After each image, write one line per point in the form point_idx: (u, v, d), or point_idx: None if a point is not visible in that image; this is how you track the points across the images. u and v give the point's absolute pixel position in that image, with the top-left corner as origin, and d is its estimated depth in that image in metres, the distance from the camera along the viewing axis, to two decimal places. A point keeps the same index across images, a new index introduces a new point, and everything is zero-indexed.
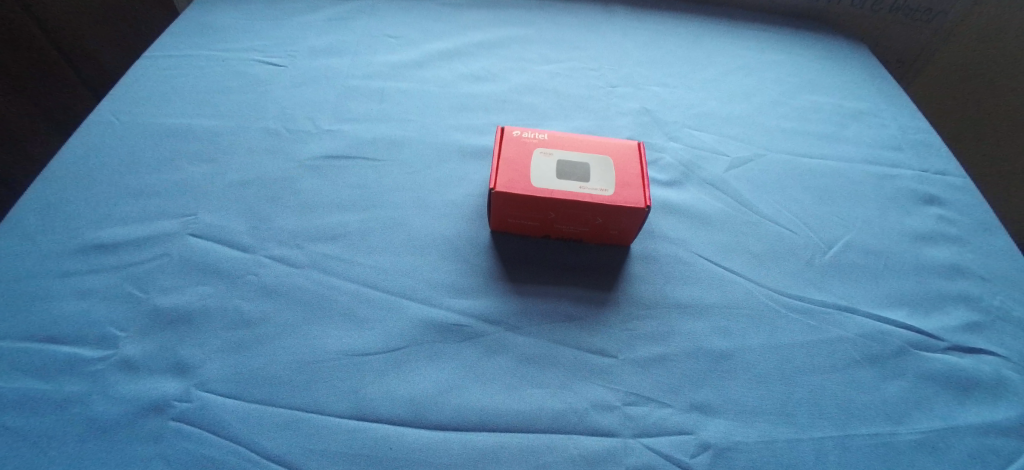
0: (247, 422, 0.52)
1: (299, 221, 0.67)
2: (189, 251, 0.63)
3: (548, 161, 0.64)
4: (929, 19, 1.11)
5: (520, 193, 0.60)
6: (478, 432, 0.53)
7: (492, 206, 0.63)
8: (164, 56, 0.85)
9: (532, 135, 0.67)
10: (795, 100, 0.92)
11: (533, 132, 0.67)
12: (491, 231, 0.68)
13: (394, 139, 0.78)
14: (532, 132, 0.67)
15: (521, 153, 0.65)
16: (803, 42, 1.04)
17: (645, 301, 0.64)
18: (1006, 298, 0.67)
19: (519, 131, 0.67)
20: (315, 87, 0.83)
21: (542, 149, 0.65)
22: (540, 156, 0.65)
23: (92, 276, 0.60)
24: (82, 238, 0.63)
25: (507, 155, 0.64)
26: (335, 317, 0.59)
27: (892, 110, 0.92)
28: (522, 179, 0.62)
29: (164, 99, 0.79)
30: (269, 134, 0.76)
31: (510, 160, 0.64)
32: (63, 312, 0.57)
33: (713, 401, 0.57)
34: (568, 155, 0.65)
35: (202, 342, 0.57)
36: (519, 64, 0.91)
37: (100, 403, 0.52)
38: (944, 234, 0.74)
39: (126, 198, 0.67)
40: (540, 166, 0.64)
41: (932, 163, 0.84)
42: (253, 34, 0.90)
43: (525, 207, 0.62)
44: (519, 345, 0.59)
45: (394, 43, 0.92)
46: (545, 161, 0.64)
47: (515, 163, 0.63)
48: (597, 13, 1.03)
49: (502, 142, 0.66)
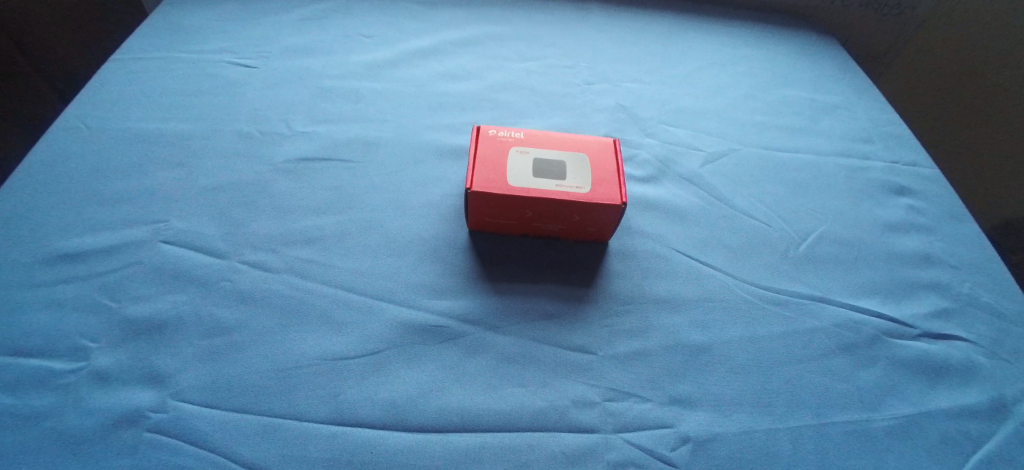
0: (225, 430, 0.51)
1: (275, 225, 0.66)
2: (162, 258, 0.62)
3: (524, 159, 0.64)
4: (898, 14, 1.13)
5: (496, 192, 0.60)
6: (460, 432, 0.53)
7: (471, 206, 0.63)
8: (133, 58, 0.83)
9: (509, 134, 0.67)
10: (768, 94, 0.93)
11: (509, 130, 0.67)
12: (471, 230, 0.68)
13: (371, 140, 0.77)
14: (509, 131, 0.67)
15: (498, 151, 0.65)
16: (776, 37, 1.05)
17: (624, 297, 0.64)
18: (974, 285, 0.69)
19: (495, 130, 0.67)
20: (289, 88, 0.82)
21: (518, 148, 0.65)
22: (516, 154, 0.65)
23: (61, 287, 0.59)
24: (50, 247, 0.61)
25: (482, 154, 0.64)
26: (312, 320, 0.59)
27: (863, 103, 0.94)
28: (499, 178, 0.62)
29: (134, 103, 0.77)
30: (243, 137, 0.75)
31: (486, 159, 0.64)
32: (31, 324, 0.56)
33: (692, 394, 0.58)
34: (544, 153, 0.65)
35: (176, 350, 0.56)
36: (495, 62, 0.91)
37: (72, 417, 0.51)
38: (914, 224, 0.76)
39: (95, 205, 0.66)
40: (516, 164, 0.64)
41: (901, 154, 0.86)
42: (224, 35, 0.88)
43: (502, 207, 0.63)
44: (499, 344, 0.59)
45: (369, 42, 0.91)
46: (521, 159, 0.64)
47: (491, 162, 0.63)
48: (573, 10, 1.04)
49: (478, 141, 0.66)
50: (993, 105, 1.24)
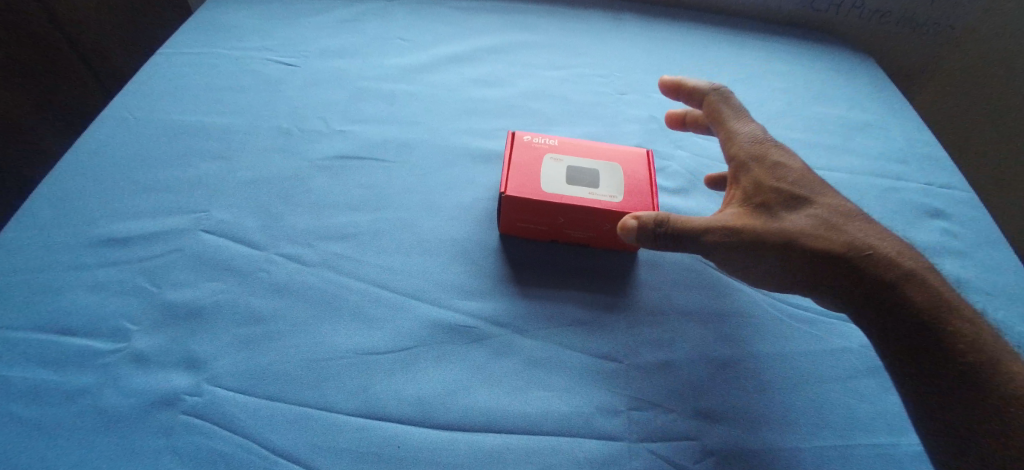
0: (256, 417, 0.53)
1: (309, 220, 0.68)
2: (201, 246, 0.64)
3: (557, 166, 0.65)
4: (934, 32, 1.11)
5: (529, 197, 0.61)
6: (484, 432, 0.54)
7: (503, 210, 0.63)
8: (179, 53, 0.86)
9: (543, 141, 0.67)
10: (802, 111, 0.92)
11: (542, 137, 0.68)
12: (501, 234, 0.69)
13: (405, 141, 0.78)
14: (543, 138, 0.68)
15: (531, 157, 0.65)
16: (812, 53, 1.04)
17: (651, 307, 0.64)
18: (1009, 313, 0.68)
19: (529, 137, 0.68)
20: (325, 88, 0.84)
21: (552, 155, 0.66)
22: (550, 161, 0.65)
23: (105, 270, 0.61)
24: (95, 232, 0.64)
25: (515, 159, 0.65)
26: (344, 316, 0.60)
27: (900, 122, 0.93)
28: (531, 183, 0.62)
29: (178, 96, 0.80)
30: (282, 132, 0.77)
31: (519, 165, 0.64)
32: (76, 304, 0.58)
33: (717, 408, 0.57)
34: (577, 160, 0.66)
35: (213, 337, 0.57)
36: (529, 69, 0.92)
37: (111, 395, 0.53)
38: (948, 247, 0.75)
39: (140, 193, 0.68)
40: (549, 171, 0.64)
41: (937, 176, 0.84)
42: (266, 34, 0.91)
43: (533, 213, 0.63)
44: (525, 348, 0.59)
45: (404, 46, 0.93)
46: (555, 166, 0.65)
47: (524, 168, 0.64)
48: (607, 20, 1.04)
49: (513, 147, 0.66)
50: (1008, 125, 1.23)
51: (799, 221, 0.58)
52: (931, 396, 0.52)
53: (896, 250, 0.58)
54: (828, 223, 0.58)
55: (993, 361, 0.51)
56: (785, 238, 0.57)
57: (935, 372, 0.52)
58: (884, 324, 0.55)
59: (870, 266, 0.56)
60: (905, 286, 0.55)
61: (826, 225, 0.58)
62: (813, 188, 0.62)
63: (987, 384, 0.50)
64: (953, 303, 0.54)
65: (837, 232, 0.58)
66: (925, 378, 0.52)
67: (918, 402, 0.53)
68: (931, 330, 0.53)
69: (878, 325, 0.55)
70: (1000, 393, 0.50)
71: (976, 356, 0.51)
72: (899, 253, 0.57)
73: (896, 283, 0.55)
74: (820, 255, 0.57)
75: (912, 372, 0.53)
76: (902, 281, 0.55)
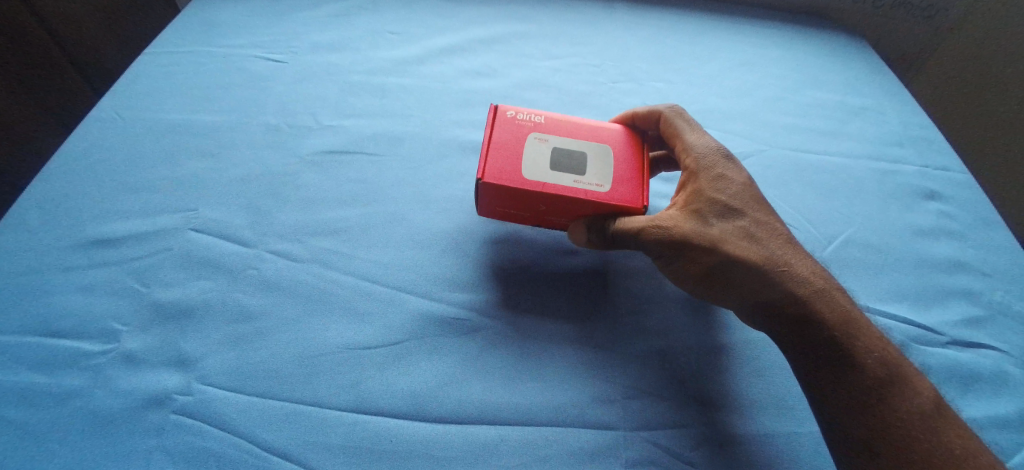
0: (248, 415, 0.53)
1: (300, 217, 0.67)
2: (190, 245, 0.63)
3: (543, 147, 0.63)
4: (931, 16, 1.10)
5: (509, 184, 0.60)
6: (477, 424, 0.54)
7: (483, 195, 0.62)
8: (167, 52, 0.85)
9: (528, 120, 0.65)
10: (797, 96, 0.92)
11: (527, 114, 0.66)
12: (482, 215, 0.68)
13: (396, 135, 0.78)
14: (528, 116, 0.65)
15: (514, 137, 0.63)
16: (806, 38, 1.03)
17: (645, 296, 0.64)
18: (1007, 293, 0.68)
19: (514, 114, 0.65)
20: (314, 83, 0.83)
21: (537, 135, 0.64)
22: (535, 142, 0.63)
23: (93, 271, 0.61)
24: (84, 233, 0.63)
25: (498, 138, 0.63)
26: (337, 312, 0.60)
27: (896, 105, 0.92)
28: (513, 168, 0.61)
29: (166, 95, 0.79)
30: (271, 129, 0.76)
31: (502, 146, 0.62)
32: (65, 306, 0.58)
33: (712, 395, 0.57)
34: (563, 142, 0.64)
35: (203, 335, 0.57)
36: (520, 60, 0.91)
37: (102, 396, 0.53)
38: (946, 229, 0.75)
39: (127, 193, 0.67)
40: (533, 153, 0.62)
41: (934, 158, 0.84)
42: (253, 30, 0.89)
43: (514, 198, 0.62)
44: (518, 339, 0.59)
45: (395, 39, 0.91)
46: (540, 147, 0.63)
47: (506, 149, 0.62)
48: (599, 7, 1.03)
49: (496, 125, 0.64)
50: (996, 115, 1.22)
51: (727, 231, 0.58)
52: (840, 405, 0.53)
53: (815, 270, 0.59)
54: (756, 238, 0.58)
55: (901, 381, 0.53)
56: (712, 245, 0.57)
57: (851, 382, 0.53)
58: (804, 335, 0.56)
59: (790, 281, 0.56)
60: (817, 302, 0.56)
61: (753, 237, 0.58)
62: (751, 201, 0.60)
63: (897, 404, 0.52)
64: (858, 323, 0.56)
65: (761, 246, 0.58)
66: (830, 380, 0.54)
67: (824, 404, 0.54)
68: (840, 343, 0.55)
69: (792, 336, 0.56)
70: (910, 412, 0.52)
71: (884, 371, 0.54)
72: (812, 273, 0.58)
73: (812, 298, 0.56)
74: (745, 265, 0.57)
75: (823, 380, 0.55)
76: (814, 297, 0.56)
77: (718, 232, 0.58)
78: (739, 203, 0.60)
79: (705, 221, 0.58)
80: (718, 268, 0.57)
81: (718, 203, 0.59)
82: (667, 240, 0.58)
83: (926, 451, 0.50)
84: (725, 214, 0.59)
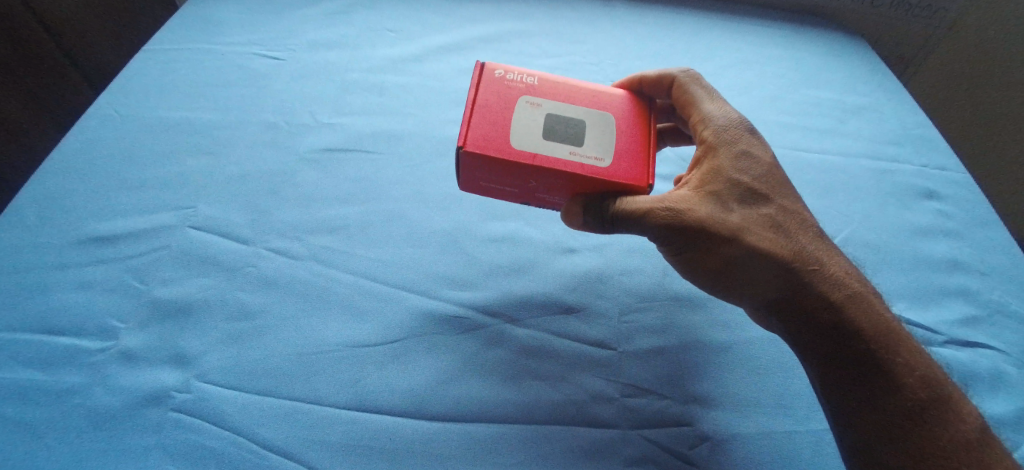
0: (248, 413, 0.53)
1: (299, 215, 0.67)
2: (189, 243, 0.63)
3: (535, 113, 0.58)
4: (930, 16, 1.10)
5: (495, 154, 0.56)
6: (477, 422, 0.54)
7: (464, 167, 0.58)
8: (165, 50, 0.85)
9: (519, 80, 0.61)
10: (796, 95, 0.92)
11: (518, 75, 0.61)
12: (462, 188, 0.64)
13: (394, 133, 0.78)
14: (519, 76, 0.61)
15: (503, 100, 0.59)
16: (805, 37, 1.03)
17: (644, 294, 0.64)
18: (1005, 293, 0.69)
19: (503, 73, 0.61)
20: (312, 81, 0.83)
21: (529, 99, 0.59)
22: (526, 106, 0.59)
23: (91, 268, 0.61)
24: (82, 230, 0.63)
25: (485, 101, 0.59)
26: (336, 310, 0.60)
27: (894, 104, 0.92)
28: (502, 136, 0.57)
29: (164, 92, 0.79)
30: (270, 127, 0.76)
31: (489, 109, 0.58)
32: (65, 304, 0.58)
33: (712, 393, 0.58)
34: (558, 108, 0.59)
35: (202, 333, 0.57)
36: (520, 58, 0.91)
37: (101, 394, 0.53)
38: (944, 228, 0.75)
39: (126, 191, 0.67)
40: (524, 119, 0.58)
41: (932, 158, 0.84)
42: (252, 28, 0.89)
43: (501, 171, 0.58)
44: (517, 336, 0.59)
45: (393, 37, 0.91)
46: (531, 112, 0.58)
47: (494, 114, 0.58)
48: (598, 6, 1.03)
49: (482, 85, 0.60)
50: (994, 114, 1.23)
51: (749, 219, 0.57)
52: (864, 410, 0.52)
53: (846, 266, 0.58)
54: (779, 227, 0.58)
55: (940, 401, 0.52)
56: (733, 233, 0.56)
57: (882, 388, 0.53)
58: (826, 330, 0.55)
59: (815, 278, 0.56)
60: (851, 308, 0.55)
61: (777, 225, 0.58)
62: (774, 184, 0.60)
63: (941, 429, 0.51)
64: (895, 331, 0.55)
65: (789, 239, 0.57)
66: (847, 371, 0.54)
67: (847, 403, 0.53)
68: (867, 342, 0.54)
69: (812, 331, 0.55)
70: (952, 436, 0.50)
71: (926, 390, 0.52)
72: (845, 274, 0.57)
73: (846, 304, 0.55)
74: (769, 257, 0.56)
75: (842, 377, 0.54)
76: (848, 303, 0.55)
77: (740, 221, 0.56)
78: (762, 187, 0.59)
79: (726, 207, 0.57)
80: (739, 257, 0.56)
81: (738, 187, 0.58)
82: (685, 223, 0.56)
83: (949, 453, 0.50)
84: (747, 202, 0.58)
